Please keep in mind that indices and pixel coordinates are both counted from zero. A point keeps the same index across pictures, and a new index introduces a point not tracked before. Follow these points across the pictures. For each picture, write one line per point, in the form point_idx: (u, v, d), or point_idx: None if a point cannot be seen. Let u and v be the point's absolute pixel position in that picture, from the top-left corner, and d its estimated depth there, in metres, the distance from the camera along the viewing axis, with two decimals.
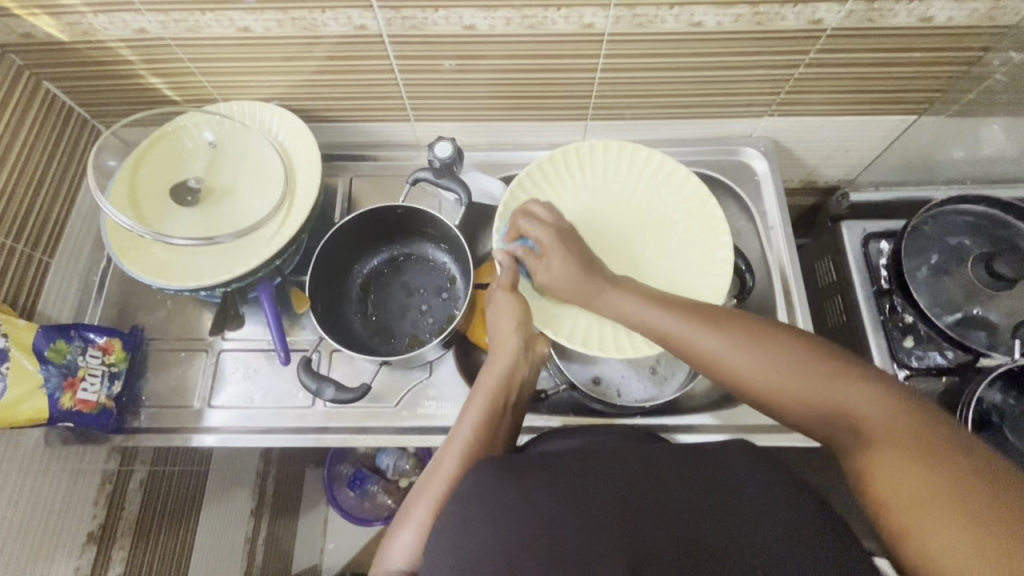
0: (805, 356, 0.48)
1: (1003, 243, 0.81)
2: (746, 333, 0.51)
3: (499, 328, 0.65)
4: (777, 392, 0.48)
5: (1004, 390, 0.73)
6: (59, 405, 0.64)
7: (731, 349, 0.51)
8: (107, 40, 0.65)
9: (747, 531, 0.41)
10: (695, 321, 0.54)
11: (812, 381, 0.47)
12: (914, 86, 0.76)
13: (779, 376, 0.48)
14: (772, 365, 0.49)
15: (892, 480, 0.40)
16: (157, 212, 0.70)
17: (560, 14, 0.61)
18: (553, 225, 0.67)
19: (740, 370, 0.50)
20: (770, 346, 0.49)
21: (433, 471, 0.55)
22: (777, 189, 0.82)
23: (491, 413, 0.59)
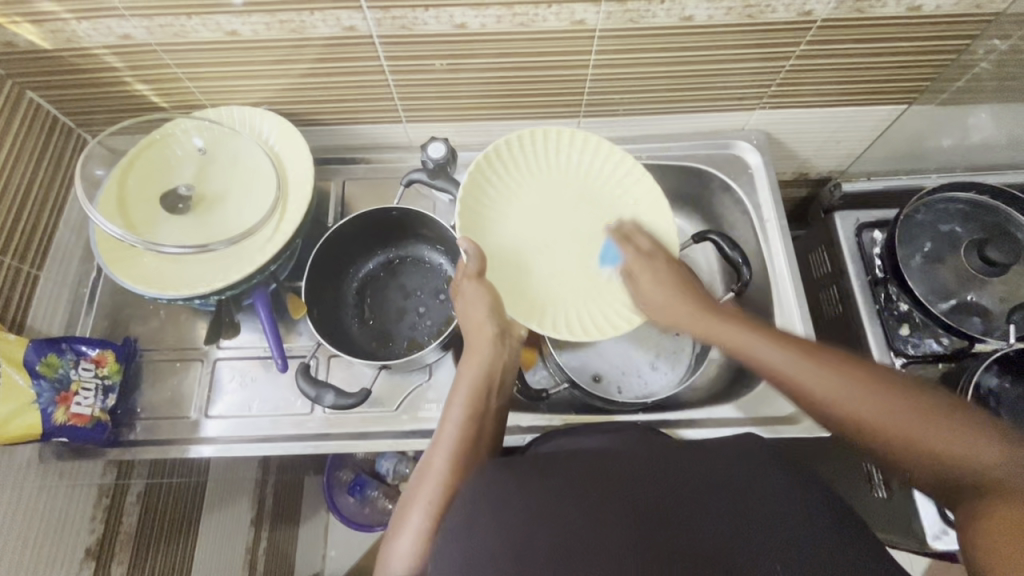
0: (909, 399, 0.46)
1: (993, 229, 0.82)
2: (858, 372, 0.49)
3: (471, 320, 0.63)
4: (893, 432, 0.46)
5: (999, 374, 0.74)
6: (50, 421, 0.63)
7: (845, 388, 0.48)
8: (91, 47, 0.64)
9: (752, 527, 0.41)
10: (784, 347, 0.52)
11: (916, 421, 0.45)
12: (904, 75, 0.77)
13: (878, 415, 0.46)
14: (888, 404, 0.46)
15: (997, 524, 0.40)
16: (148, 221, 0.69)
17: (551, 10, 0.61)
18: (658, 254, 0.66)
19: (851, 407, 0.47)
20: (877, 383, 0.48)
21: (425, 471, 0.54)
22: (771, 181, 0.82)
23: (471, 408, 0.58)
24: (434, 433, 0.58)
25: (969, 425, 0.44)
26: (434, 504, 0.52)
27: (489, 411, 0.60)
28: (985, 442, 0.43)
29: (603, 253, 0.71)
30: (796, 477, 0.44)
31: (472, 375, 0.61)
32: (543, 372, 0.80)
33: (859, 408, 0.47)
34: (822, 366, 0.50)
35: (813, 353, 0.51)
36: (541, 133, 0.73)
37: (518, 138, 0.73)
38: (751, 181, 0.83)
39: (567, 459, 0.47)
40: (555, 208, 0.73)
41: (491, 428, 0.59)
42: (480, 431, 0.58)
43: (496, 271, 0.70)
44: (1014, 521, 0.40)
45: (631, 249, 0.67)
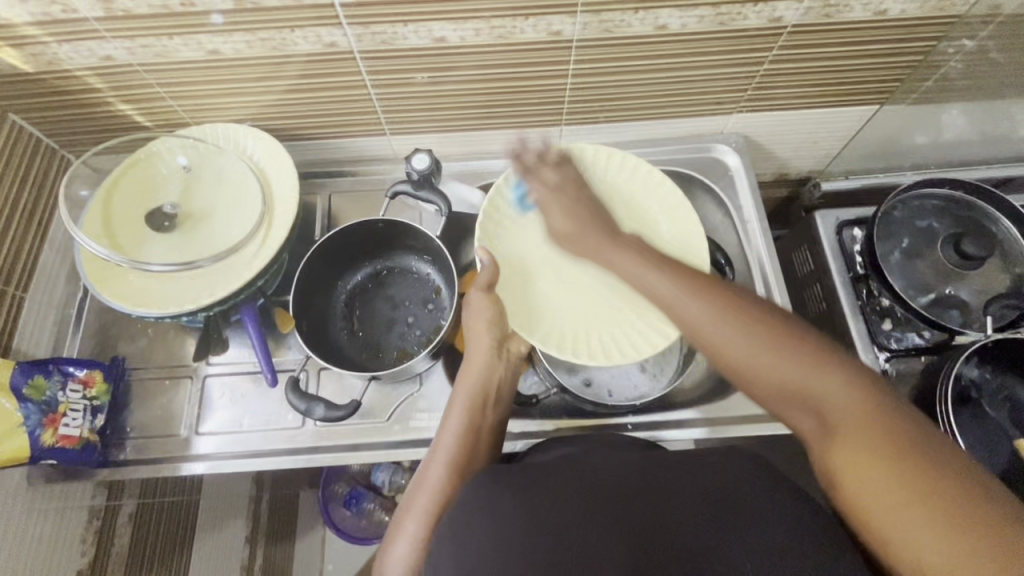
0: (788, 336, 0.44)
1: (968, 223, 0.84)
2: (752, 319, 0.45)
3: (474, 327, 0.65)
4: (764, 377, 0.44)
5: (980, 365, 0.76)
6: (39, 442, 0.63)
7: (738, 336, 0.44)
8: (73, 69, 0.64)
9: (738, 527, 0.41)
10: (680, 281, 0.48)
11: (795, 362, 0.43)
12: (875, 77, 0.79)
13: (760, 353, 0.44)
14: (770, 348, 0.44)
15: (860, 476, 0.40)
16: (133, 239, 0.69)
17: (528, 23, 0.62)
18: (572, 185, 0.58)
19: (738, 353, 0.44)
20: (767, 334, 0.44)
21: (421, 479, 0.55)
22: (751, 184, 0.84)
23: (472, 417, 0.59)
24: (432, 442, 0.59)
25: (841, 364, 0.43)
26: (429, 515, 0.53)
27: (489, 423, 0.60)
28: (854, 386, 0.42)
29: None
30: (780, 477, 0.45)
31: (471, 384, 0.61)
32: (533, 378, 0.80)
33: (749, 354, 0.44)
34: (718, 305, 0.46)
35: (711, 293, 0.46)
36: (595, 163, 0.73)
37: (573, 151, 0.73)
38: (732, 183, 0.85)
39: (555, 468, 0.47)
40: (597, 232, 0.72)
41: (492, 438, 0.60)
42: (477, 441, 0.58)
43: (510, 283, 0.70)
44: (884, 469, 0.39)
45: (547, 175, 0.58)
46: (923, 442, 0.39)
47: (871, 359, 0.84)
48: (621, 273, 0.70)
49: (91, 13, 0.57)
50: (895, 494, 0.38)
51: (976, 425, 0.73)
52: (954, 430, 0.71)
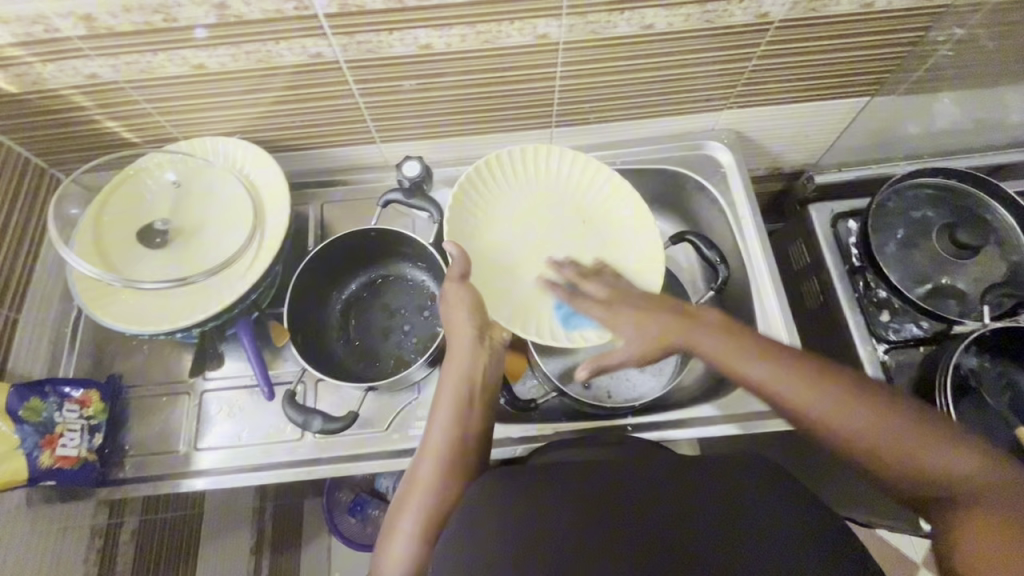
0: (866, 400, 0.46)
1: (963, 212, 0.84)
2: (833, 383, 0.46)
3: (454, 318, 0.62)
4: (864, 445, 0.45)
5: (977, 354, 0.76)
6: (38, 464, 0.64)
7: (816, 399, 0.46)
8: (58, 88, 0.64)
9: (740, 531, 0.41)
10: (745, 345, 0.49)
11: (871, 420, 0.45)
12: (865, 68, 0.78)
13: (834, 409, 0.46)
14: (857, 414, 0.45)
15: (977, 535, 0.41)
16: (125, 257, 0.68)
17: (514, 27, 0.62)
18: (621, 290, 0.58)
19: (824, 415, 0.46)
20: (851, 395, 0.46)
21: (414, 476, 0.55)
22: (744, 179, 0.83)
23: (458, 413, 0.58)
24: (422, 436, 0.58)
25: (920, 426, 0.45)
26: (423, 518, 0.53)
27: (476, 413, 0.58)
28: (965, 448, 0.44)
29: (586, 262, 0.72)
30: (783, 478, 0.45)
31: (454, 378, 0.59)
32: (532, 381, 0.80)
33: (839, 424, 0.45)
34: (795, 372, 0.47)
35: (795, 366, 0.48)
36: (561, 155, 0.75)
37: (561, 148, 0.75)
38: (724, 180, 0.84)
39: (557, 472, 0.46)
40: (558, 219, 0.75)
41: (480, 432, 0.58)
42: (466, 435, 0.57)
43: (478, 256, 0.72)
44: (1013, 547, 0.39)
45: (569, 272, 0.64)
46: None
47: (870, 351, 0.84)
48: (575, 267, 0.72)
49: (74, 32, 0.57)
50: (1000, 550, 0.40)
51: (977, 413, 0.74)
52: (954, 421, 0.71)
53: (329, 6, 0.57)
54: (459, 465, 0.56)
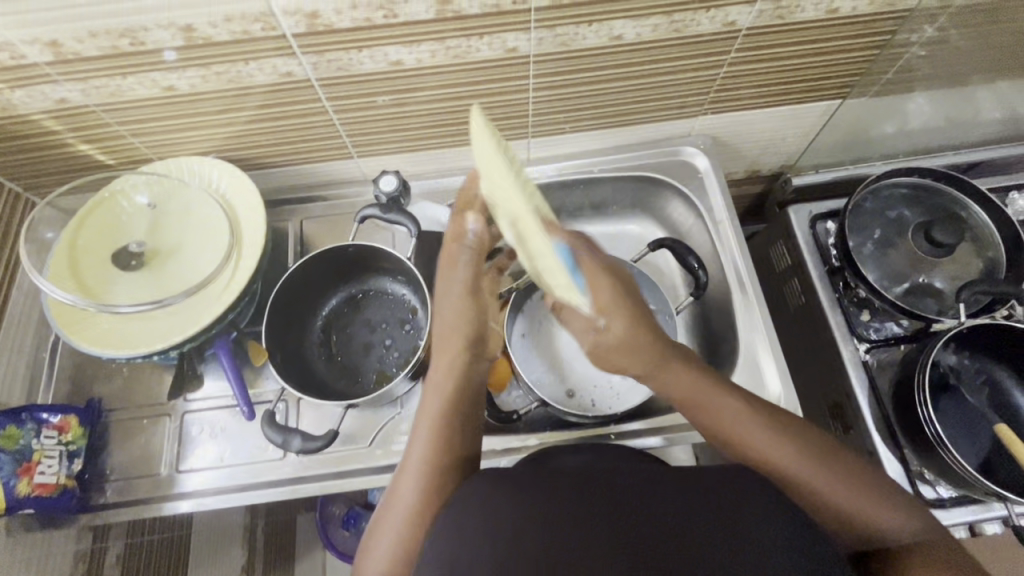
0: (832, 460, 0.51)
1: (938, 211, 0.85)
2: (786, 432, 0.52)
3: (444, 328, 0.60)
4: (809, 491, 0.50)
5: (957, 351, 0.76)
6: (15, 493, 0.63)
7: (769, 444, 0.51)
8: (28, 113, 0.64)
9: (716, 537, 0.41)
10: (729, 394, 0.54)
11: (837, 476, 0.50)
12: (836, 71, 0.79)
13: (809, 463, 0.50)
14: (803, 461, 0.50)
15: None
16: (100, 280, 0.68)
17: (483, 41, 0.62)
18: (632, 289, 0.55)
19: (779, 461, 0.51)
20: (800, 443, 0.52)
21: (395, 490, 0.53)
22: (720, 184, 0.84)
23: (436, 428, 0.55)
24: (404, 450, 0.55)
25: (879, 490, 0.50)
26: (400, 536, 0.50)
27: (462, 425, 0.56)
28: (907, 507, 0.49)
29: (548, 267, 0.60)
30: (758, 484, 0.45)
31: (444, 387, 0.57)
32: (517, 392, 0.80)
33: (791, 468, 0.50)
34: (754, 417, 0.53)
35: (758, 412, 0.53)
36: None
37: None
38: (701, 185, 0.85)
39: (535, 480, 0.46)
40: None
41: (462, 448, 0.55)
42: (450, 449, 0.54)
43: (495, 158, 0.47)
44: None
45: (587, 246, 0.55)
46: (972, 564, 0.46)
47: (852, 350, 0.84)
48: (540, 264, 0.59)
49: (40, 58, 0.57)
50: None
51: (956, 409, 0.75)
52: (934, 420, 0.71)
53: (297, 26, 0.57)
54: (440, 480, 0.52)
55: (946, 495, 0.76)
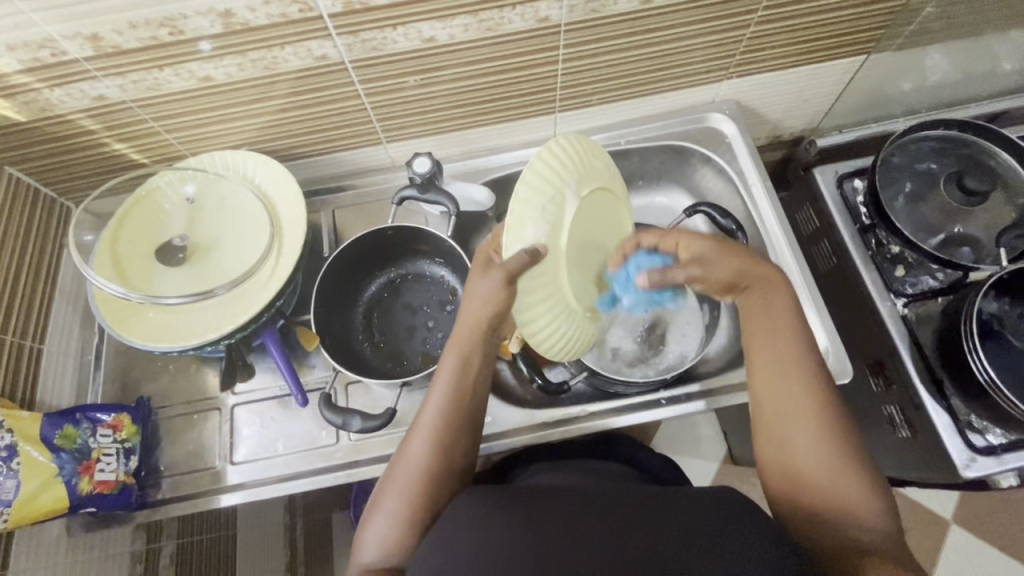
0: (843, 449, 0.51)
1: (967, 161, 0.85)
2: (834, 416, 0.52)
3: (472, 304, 0.56)
4: (821, 485, 0.50)
5: (998, 298, 0.76)
6: (77, 491, 0.63)
7: (801, 422, 0.52)
8: (66, 113, 0.64)
9: (721, 537, 0.43)
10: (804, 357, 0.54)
11: (833, 457, 0.50)
12: (860, 26, 0.79)
13: (811, 437, 0.51)
14: (828, 459, 0.51)
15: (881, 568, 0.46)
16: (146, 276, 0.68)
17: (516, 12, 0.62)
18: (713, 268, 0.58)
19: (796, 431, 0.52)
20: (834, 443, 0.51)
21: (400, 454, 0.56)
22: (749, 148, 0.84)
23: (454, 405, 0.57)
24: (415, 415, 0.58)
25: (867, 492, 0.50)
26: (401, 513, 0.53)
27: (473, 396, 0.59)
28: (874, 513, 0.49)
29: (599, 276, 0.61)
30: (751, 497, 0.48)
31: (458, 358, 0.58)
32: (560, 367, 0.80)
33: (795, 420, 0.52)
34: (807, 406, 0.52)
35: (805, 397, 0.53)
36: (544, 149, 0.56)
37: (531, 212, 0.53)
38: (730, 150, 0.85)
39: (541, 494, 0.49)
40: (577, 217, 0.57)
41: (467, 439, 0.58)
42: (459, 418, 0.57)
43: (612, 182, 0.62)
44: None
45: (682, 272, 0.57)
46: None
47: (890, 306, 0.84)
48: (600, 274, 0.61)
49: (80, 53, 0.57)
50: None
51: (1005, 357, 0.74)
52: (983, 362, 0.72)
53: (333, 5, 0.57)
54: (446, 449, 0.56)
55: (995, 442, 0.76)
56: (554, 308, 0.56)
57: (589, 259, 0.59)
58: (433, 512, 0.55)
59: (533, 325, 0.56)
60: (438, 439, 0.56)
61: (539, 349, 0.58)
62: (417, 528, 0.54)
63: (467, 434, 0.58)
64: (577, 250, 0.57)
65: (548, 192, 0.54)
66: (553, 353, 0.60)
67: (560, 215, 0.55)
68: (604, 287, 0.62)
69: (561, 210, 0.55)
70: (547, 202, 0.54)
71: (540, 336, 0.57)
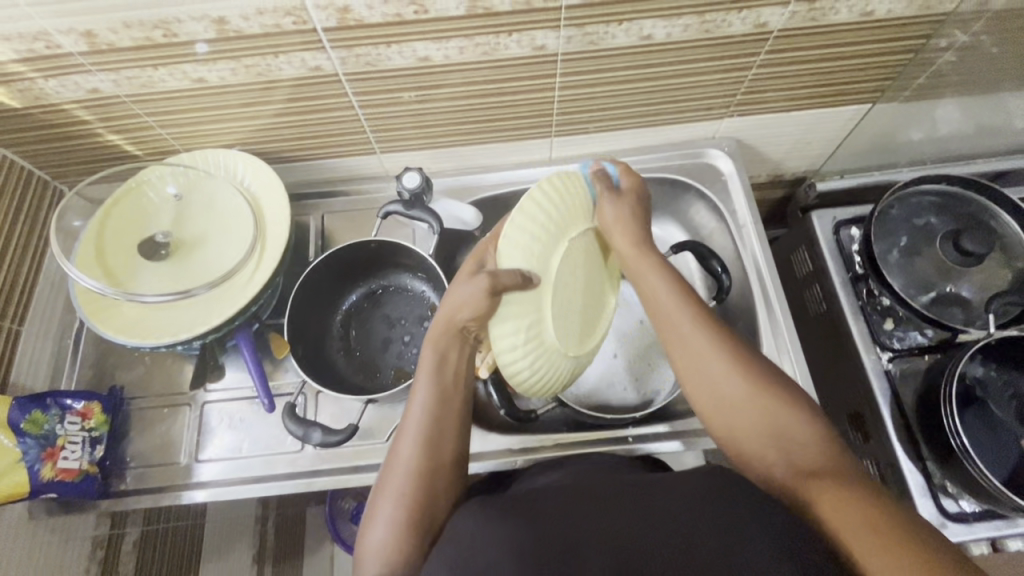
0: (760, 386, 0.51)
1: (967, 219, 0.83)
2: (738, 357, 0.53)
3: (445, 310, 0.56)
4: (755, 423, 0.50)
5: (984, 363, 0.75)
6: (39, 477, 0.64)
7: (707, 363, 0.53)
8: (60, 103, 0.64)
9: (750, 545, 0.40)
10: (691, 316, 0.55)
11: (749, 397, 0.51)
12: (867, 75, 0.78)
13: (730, 389, 0.52)
14: (759, 394, 0.51)
15: (826, 493, 0.44)
16: (127, 270, 0.69)
17: (512, 39, 0.62)
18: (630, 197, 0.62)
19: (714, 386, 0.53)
20: (752, 377, 0.52)
21: (392, 459, 0.54)
22: (744, 187, 0.83)
23: (441, 401, 0.55)
24: (400, 417, 0.57)
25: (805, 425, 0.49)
26: (398, 521, 0.51)
27: (460, 389, 0.57)
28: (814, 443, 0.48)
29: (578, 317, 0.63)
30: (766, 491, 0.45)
31: (438, 357, 0.57)
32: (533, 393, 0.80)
33: (705, 372, 0.53)
34: (702, 348, 0.54)
35: (722, 337, 0.54)
36: (536, 188, 0.58)
37: (516, 252, 0.56)
38: (725, 188, 0.84)
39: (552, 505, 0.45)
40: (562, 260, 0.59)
41: (459, 434, 0.56)
42: (447, 414, 0.55)
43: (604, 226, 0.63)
44: (845, 500, 0.43)
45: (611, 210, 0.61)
46: (864, 487, 0.44)
47: (874, 359, 0.82)
48: (579, 315, 0.63)
49: (75, 48, 0.57)
50: (859, 521, 0.41)
51: (984, 424, 0.73)
52: (960, 431, 0.70)
53: (327, 20, 0.57)
54: (437, 450, 0.54)
55: (970, 511, 0.74)
56: (534, 346, 0.58)
57: (575, 298, 0.62)
58: (431, 513, 0.52)
59: (514, 362, 0.58)
60: (424, 437, 0.54)
61: (516, 385, 0.60)
62: (417, 531, 0.51)
63: (457, 430, 0.56)
64: (559, 291, 0.59)
65: (538, 230, 0.57)
66: (527, 392, 0.61)
67: (546, 254, 0.58)
68: (581, 328, 0.64)
69: (549, 251, 0.58)
70: (537, 240, 0.57)
71: (515, 371, 0.59)
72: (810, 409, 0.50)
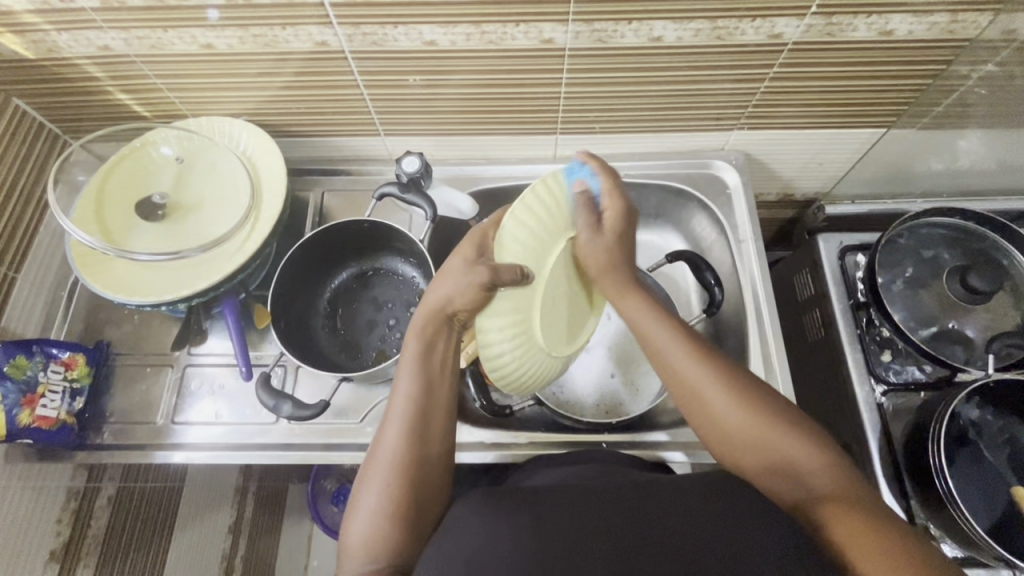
0: (765, 410, 0.49)
1: (979, 256, 0.80)
2: (732, 379, 0.51)
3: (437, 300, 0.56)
4: (765, 447, 0.48)
5: (981, 406, 0.72)
6: (16, 421, 0.64)
7: (710, 395, 0.51)
8: (72, 57, 0.65)
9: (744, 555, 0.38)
10: (689, 345, 0.53)
11: (752, 425, 0.49)
12: (886, 97, 0.76)
13: (738, 421, 0.49)
14: (755, 415, 0.49)
15: (840, 520, 0.43)
16: (122, 227, 0.70)
17: (519, 29, 0.61)
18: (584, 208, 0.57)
19: (718, 414, 0.50)
20: (749, 399, 0.50)
21: (376, 447, 0.53)
22: (748, 200, 0.81)
23: (427, 388, 0.55)
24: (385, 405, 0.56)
25: (815, 443, 0.48)
26: (382, 511, 0.50)
27: (446, 374, 0.56)
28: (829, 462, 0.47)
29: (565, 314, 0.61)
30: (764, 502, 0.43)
31: (423, 345, 0.56)
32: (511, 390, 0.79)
33: (706, 402, 0.51)
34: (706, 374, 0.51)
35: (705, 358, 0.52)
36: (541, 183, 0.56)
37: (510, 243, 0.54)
38: (729, 201, 0.82)
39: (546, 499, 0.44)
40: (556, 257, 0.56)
41: (445, 421, 0.55)
42: (432, 400, 0.54)
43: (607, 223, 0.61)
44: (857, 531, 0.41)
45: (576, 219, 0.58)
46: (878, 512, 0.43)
47: (867, 391, 0.80)
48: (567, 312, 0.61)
49: (88, 3, 0.58)
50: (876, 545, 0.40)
51: (978, 470, 0.70)
52: (945, 472, 0.68)
53: None
54: (423, 438, 0.53)
55: (952, 554, 0.71)
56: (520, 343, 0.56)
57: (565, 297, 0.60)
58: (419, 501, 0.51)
59: (496, 354, 0.57)
60: (410, 422, 0.53)
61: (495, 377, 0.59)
62: (404, 521, 0.50)
63: (444, 418, 0.55)
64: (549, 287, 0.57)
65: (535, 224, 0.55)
66: (507, 386, 0.60)
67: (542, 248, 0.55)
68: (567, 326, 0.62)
69: (548, 246, 0.56)
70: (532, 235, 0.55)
71: (498, 363, 0.57)
72: (802, 420, 0.50)
